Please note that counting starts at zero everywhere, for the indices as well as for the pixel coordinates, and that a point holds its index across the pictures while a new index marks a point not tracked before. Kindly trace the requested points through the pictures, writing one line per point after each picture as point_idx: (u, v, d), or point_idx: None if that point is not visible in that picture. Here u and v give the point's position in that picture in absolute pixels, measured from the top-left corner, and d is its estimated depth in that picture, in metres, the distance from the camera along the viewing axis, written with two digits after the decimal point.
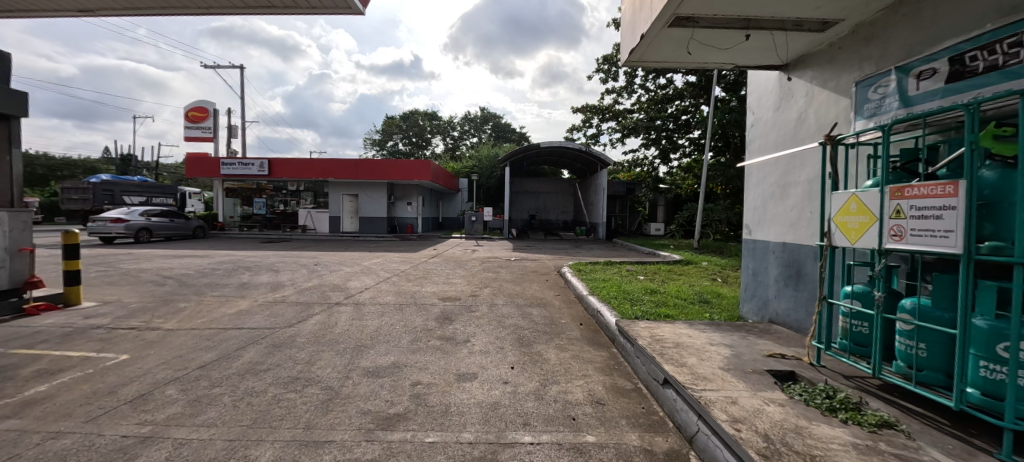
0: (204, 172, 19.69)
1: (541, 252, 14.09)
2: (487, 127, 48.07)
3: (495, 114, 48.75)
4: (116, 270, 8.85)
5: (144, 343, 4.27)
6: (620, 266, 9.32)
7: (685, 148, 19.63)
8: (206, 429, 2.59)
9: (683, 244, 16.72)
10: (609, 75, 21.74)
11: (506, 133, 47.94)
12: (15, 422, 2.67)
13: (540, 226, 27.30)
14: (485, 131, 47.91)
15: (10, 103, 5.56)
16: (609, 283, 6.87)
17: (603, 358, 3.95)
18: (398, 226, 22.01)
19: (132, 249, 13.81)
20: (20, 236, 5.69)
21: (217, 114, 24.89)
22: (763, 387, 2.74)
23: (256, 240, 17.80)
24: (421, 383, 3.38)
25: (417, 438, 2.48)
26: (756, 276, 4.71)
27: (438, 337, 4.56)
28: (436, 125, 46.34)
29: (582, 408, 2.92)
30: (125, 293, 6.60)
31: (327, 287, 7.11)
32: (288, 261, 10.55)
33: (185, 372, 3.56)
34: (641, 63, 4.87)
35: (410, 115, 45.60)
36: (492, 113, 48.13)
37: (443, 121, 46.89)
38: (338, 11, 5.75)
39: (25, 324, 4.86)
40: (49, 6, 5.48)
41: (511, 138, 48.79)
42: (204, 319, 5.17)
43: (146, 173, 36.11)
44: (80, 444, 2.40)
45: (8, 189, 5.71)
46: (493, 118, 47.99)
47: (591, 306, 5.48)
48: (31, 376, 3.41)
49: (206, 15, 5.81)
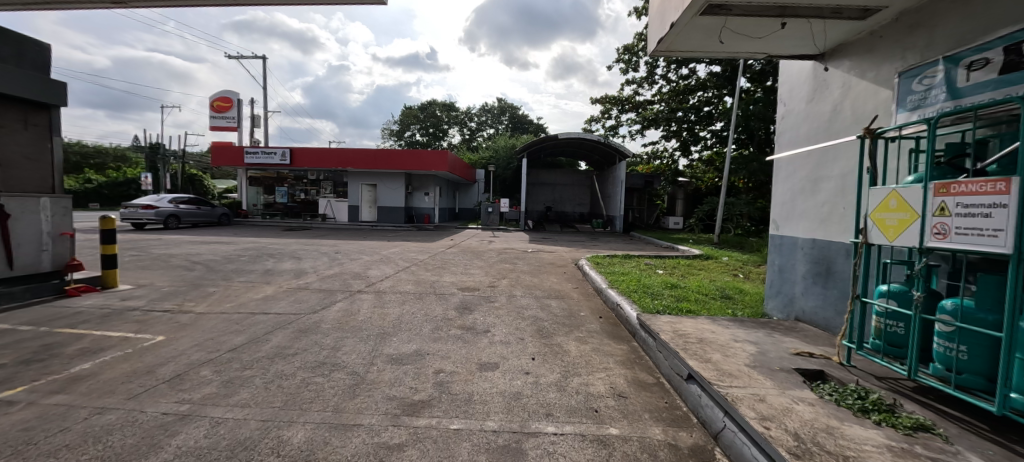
0: (228, 161, 20.10)
1: (558, 244, 14.04)
2: (505, 118, 47.56)
3: (512, 106, 48.30)
4: (148, 254, 9.18)
5: (178, 325, 4.42)
6: (639, 260, 9.20)
7: (707, 140, 19.35)
8: (240, 409, 2.71)
9: (702, 239, 16.51)
10: (630, 65, 21.30)
11: (524, 124, 47.74)
12: (64, 397, 2.85)
13: (556, 218, 27.26)
14: (502, 123, 47.60)
15: (53, 92, 5.75)
16: (629, 276, 6.79)
17: (625, 351, 3.92)
18: (415, 216, 22.10)
19: (162, 235, 14.26)
20: (62, 220, 5.89)
21: (240, 105, 25.41)
22: (790, 386, 2.71)
23: (278, 228, 18.19)
24: (443, 371, 3.42)
25: (443, 425, 2.54)
26: (782, 273, 4.61)
27: (459, 326, 4.60)
28: (453, 116, 46.26)
29: (604, 401, 2.93)
30: (157, 277, 6.82)
31: (348, 275, 7.24)
32: (309, 249, 10.74)
33: (218, 354, 3.68)
34: (669, 53, 4.70)
35: (428, 106, 45.60)
36: (510, 104, 47.56)
37: (461, 113, 46.90)
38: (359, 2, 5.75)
39: (67, 305, 5.10)
40: None
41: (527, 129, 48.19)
42: (233, 303, 5.34)
43: (175, 161, 37.25)
44: (124, 419, 2.55)
45: (50, 176, 5.89)
46: (511, 108, 47.47)
47: (611, 299, 5.44)
48: (75, 355, 3.59)
49: (233, 5, 5.92)
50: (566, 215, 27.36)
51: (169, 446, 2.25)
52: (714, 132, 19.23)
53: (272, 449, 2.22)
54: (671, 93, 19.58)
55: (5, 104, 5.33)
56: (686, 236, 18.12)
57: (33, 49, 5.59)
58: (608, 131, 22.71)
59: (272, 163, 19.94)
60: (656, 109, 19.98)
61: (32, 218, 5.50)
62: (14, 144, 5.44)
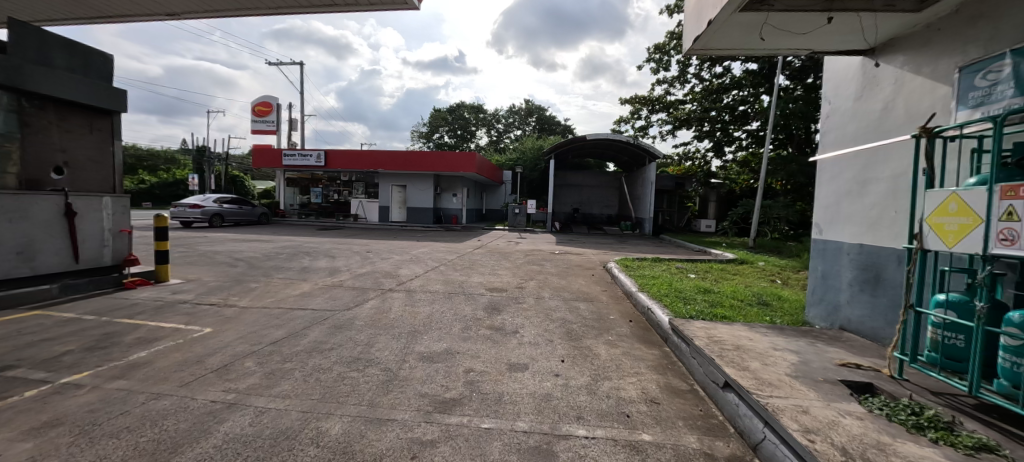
0: (268, 163, 21.10)
1: (585, 246, 13.91)
2: (532, 119, 47.32)
3: (539, 107, 48.21)
4: (196, 251, 9.76)
5: (223, 318, 4.68)
6: (670, 263, 9.00)
7: (742, 140, 18.78)
8: (281, 400, 2.84)
9: (736, 242, 15.96)
10: (660, 64, 20.89)
11: (551, 125, 47.44)
12: (123, 382, 3.08)
13: (583, 220, 27.10)
14: (530, 124, 47.41)
15: (115, 99, 6.21)
16: (660, 280, 6.65)
17: (656, 357, 3.84)
18: (443, 216, 22.52)
19: (208, 232, 15.14)
20: (121, 218, 6.37)
21: (280, 109, 26.64)
22: (836, 398, 2.58)
23: (312, 227, 18.95)
24: (473, 370, 3.47)
25: (474, 424, 2.57)
26: (825, 279, 4.39)
27: (488, 326, 4.64)
28: (481, 118, 46.73)
29: (636, 406, 2.88)
30: (203, 273, 7.24)
31: (379, 274, 7.44)
32: (342, 248, 11.11)
33: (260, 346, 3.87)
34: (705, 52, 4.59)
35: (457, 109, 46.26)
36: (539, 106, 47.16)
37: (489, 115, 47.26)
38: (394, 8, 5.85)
39: (124, 297, 5.49)
40: (144, 10, 6.27)
41: (555, 131, 47.85)
42: (273, 298, 5.60)
43: (220, 163, 39.48)
44: (176, 405, 2.73)
45: (111, 177, 6.37)
46: (538, 110, 47.20)
47: (641, 303, 5.34)
48: (133, 344, 3.87)
49: (275, 14, 6.20)
50: (593, 217, 27.05)
51: (218, 432, 2.38)
52: (749, 132, 18.58)
53: (311, 439, 2.32)
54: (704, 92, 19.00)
55: (73, 111, 5.82)
56: (719, 239, 17.55)
57: (98, 60, 6.07)
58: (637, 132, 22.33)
59: (307, 165, 20.72)
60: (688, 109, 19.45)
61: (95, 215, 5.95)
62: (81, 147, 5.94)
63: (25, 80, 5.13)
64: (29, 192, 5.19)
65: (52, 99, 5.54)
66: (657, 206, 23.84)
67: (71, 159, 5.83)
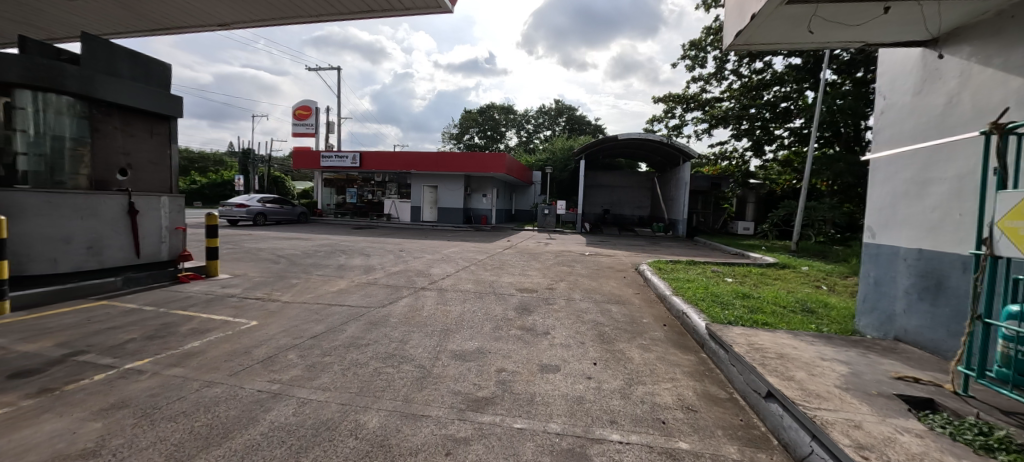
0: (307, 164, 22.08)
1: (616, 248, 13.68)
2: (563, 120, 46.61)
3: (569, 107, 47.73)
4: (242, 248, 10.36)
5: (267, 312, 4.95)
6: (705, 266, 8.72)
7: (784, 139, 17.89)
8: (322, 392, 2.96)
9: (776, 246, 15.23)
10: (697, 61, 20.29)
11: (581, 125, 46.75)
12: (180, 370, 3.31)
13: (614, 221, 26.72)
14: (559, 124, 46.84)
15: (173, 105, 6.69)
16: (695, 284, 6.45)
17: (693, 363, 3.73)
18: (473, 217, 22.85)
19: (253, 230, 16.05)
20: (177, 216, 6.84)
21: (318, 113, 27.79)
22: (891, 414, 2.41)
23: (347, 227, 19.69)
24: (505, 370, 3.49)
25: (507, 423, 2.58)
26: (878, 286, 4.12)
27: (519, 326, 4.66)
28: (511, 119, 46.94)
29: (672, 413, 2.81)
30: (248, 268, 7.67)
31: (412, 273, 7.63)
32: (376, 246, 11.47)
33: (301, 340, 4.06)
34: (747, 47, 4.41)
35: (487, 110, 46.80)
36: (569, 106, 46.58)
37: (518, 116, 47.32)
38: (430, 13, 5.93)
39: (179, 290, 5.90)
40: (198, 21, 6.72)
41: (585, 131, 46.79)
42: (313, 294, 5.86)
43: (264, 164, 41.72)
44: (227, 393, 2.91)
45: (168, 178, 6.86)
46: (568, 110, 46.63)
47: (676, 306, 5.20)
48: (188, 334, 4.15)
49: (317, 22, 6.48)
50: (624, 218, 26.64)
51: (265, 420, 2.52)
52: (792, 130, 17.72)
53: (351, 431, 2.40)
54: (743, 88, 18.33)
55: (137, 116, 6.31)
56: (757, 242, 16.80)
57: (158, 69, 6.55)
58: (671, 131, 21.78)
59: (344, 166, 21.48)
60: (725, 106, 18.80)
61: (153, 214, 6.41)
62: (142, 151, 6.42)
63: (95, 88, 5.60)
64: (97, 192, 5.65)
65: (118, 106, 6.02)
66: (691, 207, 23.09)
67: (133, 161, 6.31)
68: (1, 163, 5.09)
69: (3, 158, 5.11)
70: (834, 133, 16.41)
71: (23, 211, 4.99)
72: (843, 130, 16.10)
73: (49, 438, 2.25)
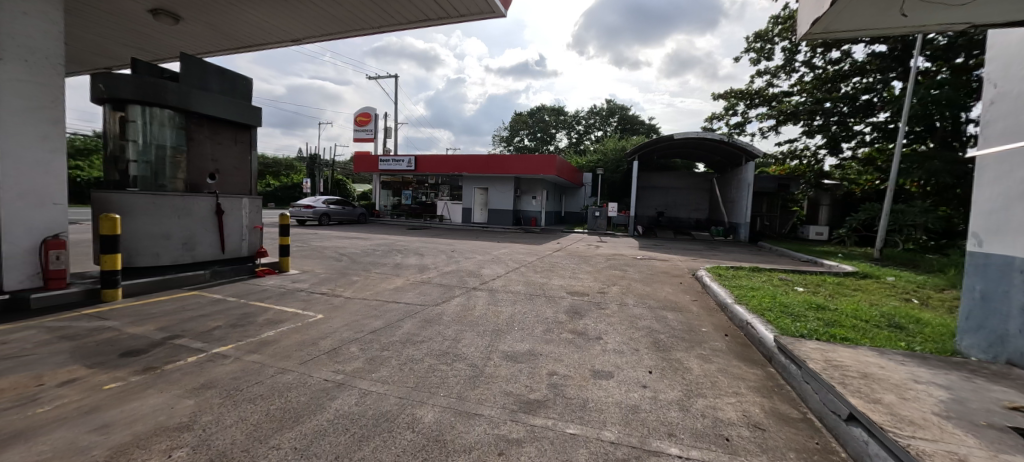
0: (368, 168, 23.57)
1: (670, 252, 13.13)
2: (614, 119, 45.52)
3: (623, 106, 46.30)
4: (310, 246, 11.28)
5: (332, 306, 5.34)
6: (771, 274, 8.11)
7: (864, 135, 16.26)
8: (381, 385, 3.14)
9: (855, 253, 13.78)
10: (762, 54, 18.97)
11: (634, 125, 45.25)
12: (258, 356, 3.67)
13: (669, 224, 25.85)
14: (611, 124, 45.85)
15: (253, 115, 7.42)
16: (761, 292, 6.01)
17: (759, 377, 3.49)
18: (523, 219, 23.11)
19: (320, 229, 17.43)
20: (255, 216, 7.58)
21: (378, 119, 29.54)
22: (1004, 450, 2.09)
23: (403, 227, 20.71)
24: (557, 373, 3.48)
25: (559, 427, 2.58)
26: (988, 302, 3.59)
27: (570, 330, 4.64)
28: (562, 121, 46.71)
29: (736, 429, 2.64)
30: (314, 265, 8.31)
31: (464, 273, 7.85)
32: (430, 247, 11.95)
33: (363, 334, 4.33)
34: (823, 36, 4.04)
35: (538, 112, 47.08)
36: (621, 106, 45.36)
37: (569, 117, 46.93)
38: (486, 19, 6.06)
39: (256, 283, 6.54)
40: (274, 38, 7.40)
41: (637, 131, 44.84)
42: (372, 291, 6.24)
43: (330, 168, 45.20)
44: (298, 380, 3.17)
45: (248, 181, 7.61)
46: (621, 109, 45.22)
47: (739, 316, 4.89)
48: (265, 324, 4.59)
49: (378, 33, 6.88)
50: (679, 221, 25.68)
51: (331, 408, 2.72)
52: (874, 125, 16.12)
53: (408, 425, 2.52)
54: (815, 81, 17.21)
55: (223, 126, 7.10)
56: (832, 249, 15.29)
57: (241, 83, 7.29)
58: (732, 128, 20.58)
59: (400, 169, 22.70)
60: (796, 101, 17.46)
61: (236, 214, 7.16)
62: (227, 157, 7.20)
63: (192, 102, 6.38)
64: (191, 194, 6.41)
65: (208, 117, 6.80)
66: (754, 209, 21.49)
67: (220, 167, 7.09)
68: (119, 170, 5.93)
69: (121, 165, 5.94)
70: (927, 128, 14.60)
71: (134, 210, 5.81)
72: (939, 125, 14.28)
73: (154, 410, 2.60)
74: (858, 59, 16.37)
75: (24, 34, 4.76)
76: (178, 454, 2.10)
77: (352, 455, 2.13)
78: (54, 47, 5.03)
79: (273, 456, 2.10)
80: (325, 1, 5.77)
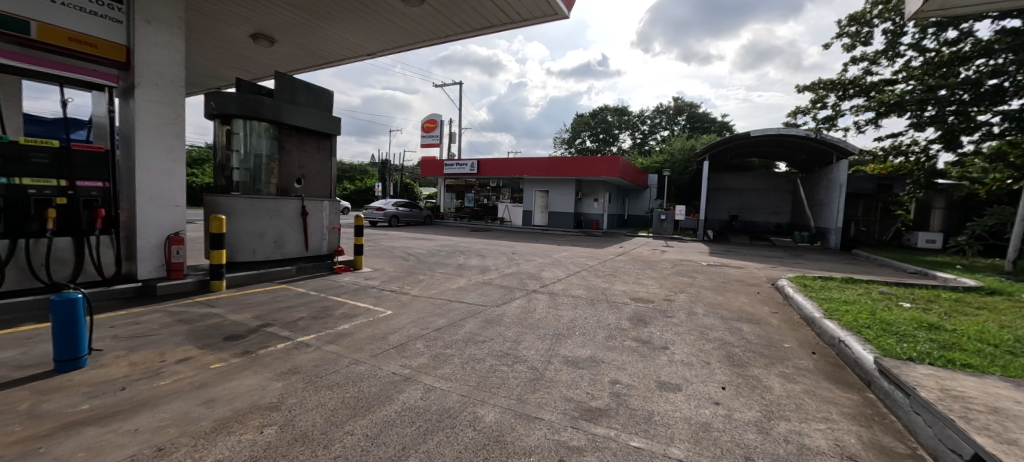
0: (433, 171, 24.83)
1: (745, 259, 12.22)
2: (682, 118, 43.33)
3: (692, 104, 43.78)
4: (380, 245, 12.14)
5: (400, 303, 5.71)
6: (869, 287, 7.20)
7: (991, 126, 13.82)
8: (445, 382, 3.29)
9: (979, 264, 11.83)
10: (858, 38, 16.93)
11: (703, 122, 42.59)
12: (337, 347, 4.03)
13: (743, 228, 24.18)
14: (678, 123, 43.75)
15: (333, 125, 8.11)
16: (856, 307, 5.36)
17: (855, 403, 3.12)
18: (584, 221, 22.89)
19: (390, 230, 18.71)
20: (334, 218, 8.30)
21: (443, 124, 31.00)
22: None
23: (465, 229, 21.51)
24: (619, 382, 3.41)
25: (622, 439, 2.52)
26: None
27: (633, 338, 4.51)
28: (625, 121, 45.48)
29: (825, 458, 2.38)
30: (383, 264, 8.89)
31: (524, 275, 7.96)
32: (491, 248, 12.28)
33: (428, 331, 4.57)
34: (939, 13, 3.52)
35: (600, 113, 46.31)
36: (689, 103, 43.04)
37: (633, 116, 45.52)
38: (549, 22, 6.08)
39: (333, 279, 7.17)
40: (353, 53, 8.05)
41: (708, 129, 42.22)
42: (437, 289, 6.58)
43: (400, 173, 48.36)
44: (370, 372, 3.43)
45: (328, 186, 8.36)
46: (689, 107, 42.99)
47: (830, 333, 4.41)
48: (342, 317, 5.03)
49: (445, 43, 7.20)
50: (756, 225, 23.93)
51: (399, 400, 2.91)
52: (1005, 114, 13.64)
53: (471, 422, 2.62)
54: (927, 66, 15.02)
55: (309, 136, 7.88)
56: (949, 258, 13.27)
57: (323, 96, 8.00)
58: (820, 123, 18.63)
59: (463, 173, 23.66)
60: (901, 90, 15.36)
61: (318, 215, 7.90)
62: (311, 164, 7.97)
63: (283, 115, 7.13)
64: (282, 197, 7.20)
65: (296, 128, 7.56)
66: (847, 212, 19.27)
67: (304, 173, 7.87)
68: (226, 176, 6.83)
69: (227, 172, 6.84)
70: None
71: (236, 211, 6.66)
72: None
73: (253, 390, 2.98)
74: (983, 38, 14.01)
75: (155, 62, 5.64)
76: (272, 430, 2.38)
77: (419, 447, 2.26)
78: (177, 71, 5.87)
79: (349, 441, 2.30)
80: (398, 17, 6.21)
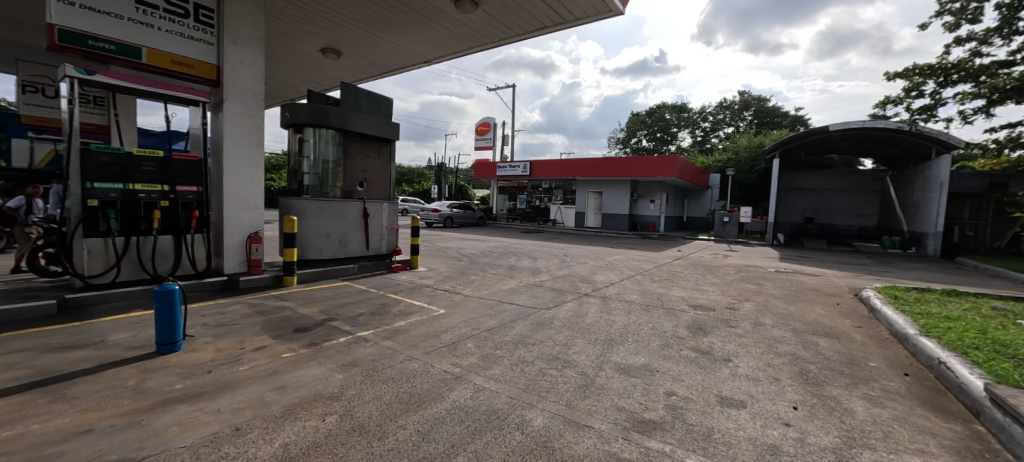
0: (487, 173, 25.43)
1: (823, 266, 11.19)
2: (748, 113, 40.50)
3: (760, 97, 40.76)
4: (434, 246, 12.60)
5: (452, 303, 5.88)
6: (977, 301, 6.28)
7: None
8: (494, 383, 3.34)
9: None
10: (964, 16, 14.91)
11: (773, 117, 39.48)
12: (391, 343, 4.23)
13: (820, 231, 22.24)
14: (744, 119, 40.97)
15: (392, 131, 8.52)
16: (961, 324, 4.70)
17: (957, 435, 2.72)
18: (639, 223, 22.26)
19: (444, 231, 19.39)
20: (393, 219, 8.72)
21: (496, 127, 31.64)
22: None
23: (518, 230, 21.73)
24: (676, 394, 3.25)
25: (678, 455, 2.37)
26: None
27: (692, 347, 4.30)
28: (685, 118, 43.46)
29: None
30: (435, 264, 9.19)
31: (576, 278, 7.87)
32: (543, 250, 12.28)
33: (478, 332, 4.65)
34: None
35: (657, 111, 44.68)
36: (758, 97, 40.14)
37: (693, 113, 43.38)
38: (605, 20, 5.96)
39: (388, 278, 7.53)
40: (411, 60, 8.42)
41: (779, 124, 39.01)
42: (489, 290, 6.70)
43: (455, 175, 49.95)
44: (422, 369, 3.56)
45: (387, 188, 8.81)
46: (757, 101, 40.09)
47: (929, 352, 3.91)
48: (397, 315, 5.27)
49: (499, 46, 7.29)
50: (836, 229, 21.92)
51: (449, 398, 2.99)
52: None
53: (520, 426, 2.62)
54: None
55: (370, 142, 8.35)
56: None
57: (383, 103, 8.43)
58: (917, 113, 16.65)
59: (516, 174, 24.02)
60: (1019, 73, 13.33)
61: (378, 217, 8.33)
62: (372, 168, 8.43)
63: (348, 122, 7.62)
64: (346, 200, 7.70)
65: (360, 135, 8.04)
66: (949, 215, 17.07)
67: (367, 177, 8.34)
68: (297, 181, 7.43)
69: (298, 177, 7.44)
70: None
71: (304, 213, 7.23)
72: None
73: (315, 380, 3.21)
74: None
75: (240, 78, 6.24)
76: (332, 419, 2.55)
77: (468, 446, 2.31)
78: (257, 85, 6.44)
79: (401, 435, 2.40)
80: (453, 24, 6.40)
